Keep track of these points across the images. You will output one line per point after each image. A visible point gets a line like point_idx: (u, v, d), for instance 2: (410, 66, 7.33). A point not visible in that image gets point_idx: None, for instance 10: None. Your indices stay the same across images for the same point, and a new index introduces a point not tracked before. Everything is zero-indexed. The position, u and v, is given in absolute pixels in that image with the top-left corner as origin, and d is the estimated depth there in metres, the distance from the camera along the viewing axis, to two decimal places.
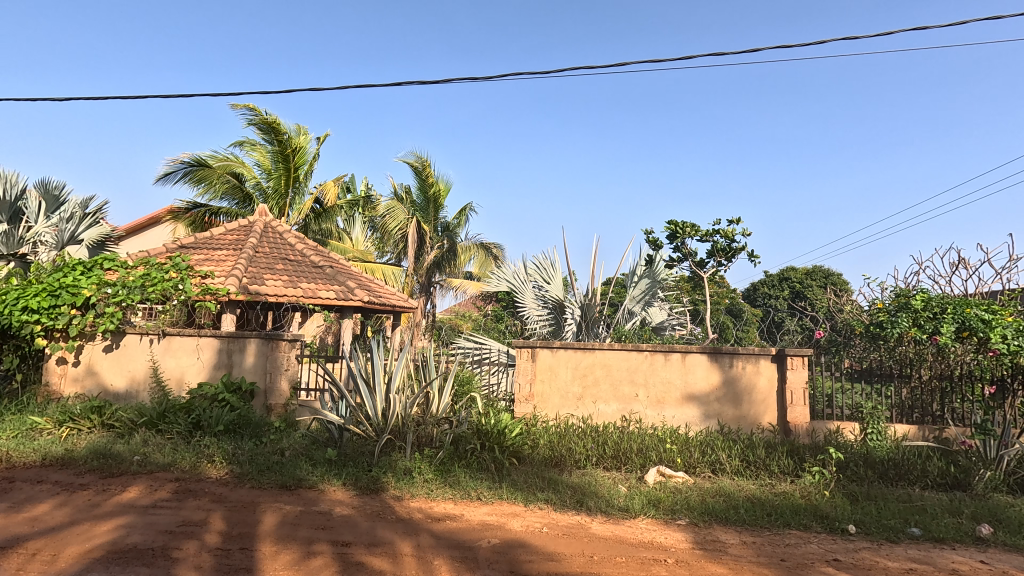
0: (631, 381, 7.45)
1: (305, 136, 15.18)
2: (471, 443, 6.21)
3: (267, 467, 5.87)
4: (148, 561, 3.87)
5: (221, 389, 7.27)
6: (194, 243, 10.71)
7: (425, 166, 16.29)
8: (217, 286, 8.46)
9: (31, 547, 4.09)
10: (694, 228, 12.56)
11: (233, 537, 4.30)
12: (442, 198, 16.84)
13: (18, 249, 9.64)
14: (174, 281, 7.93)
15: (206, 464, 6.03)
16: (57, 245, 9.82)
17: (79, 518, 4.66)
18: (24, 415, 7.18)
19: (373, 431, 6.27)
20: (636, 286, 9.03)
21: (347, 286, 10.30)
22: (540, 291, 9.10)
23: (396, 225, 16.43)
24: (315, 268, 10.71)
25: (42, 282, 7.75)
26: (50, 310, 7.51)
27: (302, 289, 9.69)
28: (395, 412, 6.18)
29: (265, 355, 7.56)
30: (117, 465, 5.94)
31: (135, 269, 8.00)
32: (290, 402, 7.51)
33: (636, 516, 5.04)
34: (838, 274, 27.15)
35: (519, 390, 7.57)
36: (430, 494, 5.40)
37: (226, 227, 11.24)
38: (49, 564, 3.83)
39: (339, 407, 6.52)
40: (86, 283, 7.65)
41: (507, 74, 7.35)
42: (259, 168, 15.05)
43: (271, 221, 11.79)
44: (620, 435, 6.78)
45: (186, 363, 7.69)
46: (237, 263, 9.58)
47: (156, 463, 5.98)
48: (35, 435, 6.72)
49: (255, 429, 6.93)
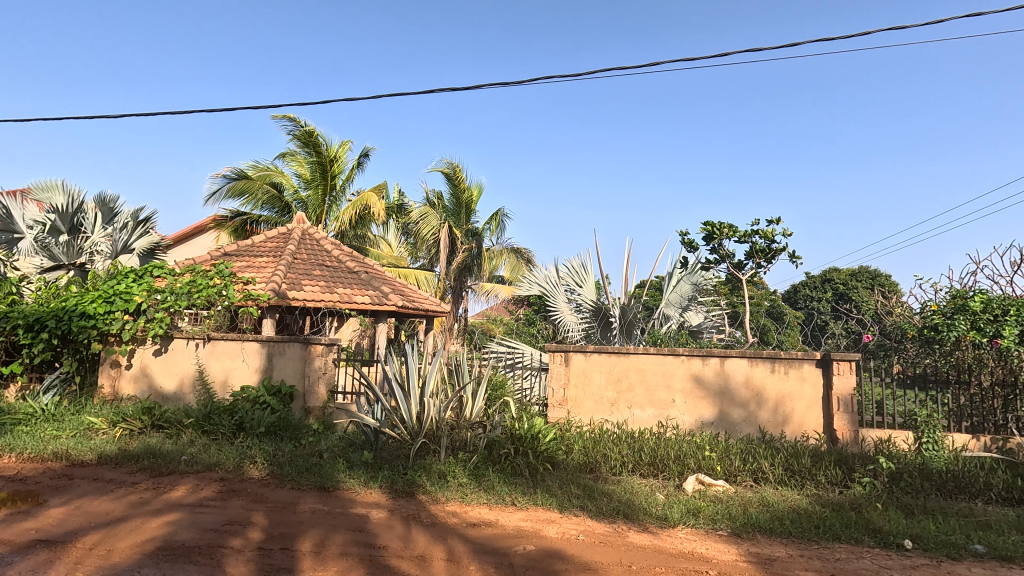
0: (666, 386, 7.28)
1: (343, 147, 15.73)
2: (505, 447, 6.20)
3: (305, 469, 5.99)
4: (194, 558, 3.98)
5: (262, 391, 7.51)
6: (236, 251, 11.13)
7: (457, 172, 16.46)
8: (258, 291, 8.77)
9: (87, 541, 4.27)
10: (733, 229, 12.13)
11: (274, 537, 4.39)
12: (474, 204, 17.00)
13: (77, 257, 10.14)
14: (218, 288, 8.30)
15: (249, 465, 6.22)
16: (112, 254, 10.34)
17: (131, 514, 4.87)
18: (82, 415, 7.55)
19: (408, 435, 6.31)
20: (672, 291, 8.94)
21: (381, 290, 10.47)
22: (572, 295, 9.01)
23: (429, 230, 16.58)
24: (350, 273, 10.92)
25: (98, 289, 8.24)
26: (106, 316, 7.91)
27: (339, 293, 9.89)
28: (429, 416, 6.22)
29: (304, 359, 7.76)
30: (166, 465, 6.20)
31: (182, 277, 8.50)
32: (327, 405, 7.68)
33: (675, 525, 4.91)
34: (885, 275, 25.89)
35: (552, 395, 7.50)
36: (465, 499, 5.41)
37: (266, 235, 11.62)
38: (104, 558, 3.99)
39: (375, 410, 6.58)
40: (137, 290, 8.05)
41: (537, 78, 7.19)
42: (296, 177, 15.53)
43: (308, 228, 12.09)
44: (657, 442, 6.63)
45: (231, 365, 7.94)
46: (276, 270, 9.85)
47: (201, 463, 6.22)
48: (92, 435, 7.07)
49: (294, 431, 7.11)
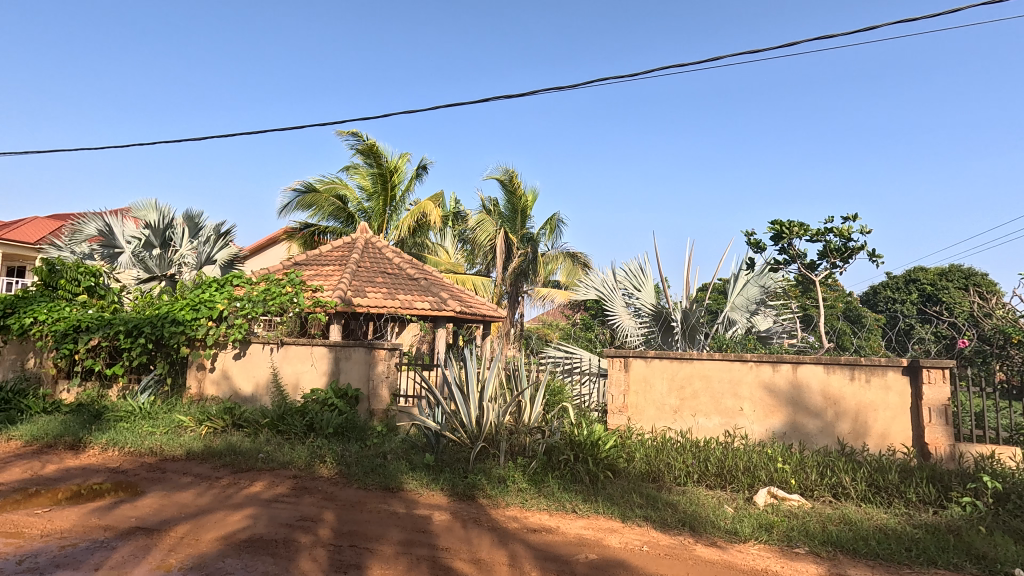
0: (733, 393, 6.96)
1: (403, 158, 16.30)
2: (564, 454, 6.12)
3: (370, 470, 6.21)
4: (271, 551, 4.22)
5: (330, 394, 7.86)
6: (306, 260, 11.78)
7: (513, 179, 16.63)
8: (326, 299, 9.18)
9: (178, 531, 4.63)
10: (804, 228, 11.47)
11: (342, 535, 4.57)
12: (530, 209, 17.08)
13: (169, 269, 11.30)
14: (290, 295, 8.74)
15: (319, 464, 6.53)
16: (197, 265, 11.39)
17: (216, 507, 5.24)
18: (173, 413, 8.22)
19: (467, 438, 6.39)
20: (738, 294, 8.57)
21: (440, 296, 10.72)
22: (630, 299, 8.83)
23: (486, 237, 16.77)
24: (410, 280, 11.25)
25: (186, 298, 8.96)
26: (192, 322, 8.60)
27: (400, 300, 10.21)
28: (488, 420, 6.28)
29: (368, 362, 8.05)
30: (245, 461, 6.64)
31: (259, 285, 9.02)
32: (390, 408, 7.93)
33: (746, 541, 4.66)
34: (981, 274, 23.53)
35: (611, 402, 7.35)
36: (525, 504, 5.41)
37: (332, 244, 12.22)
38: (193, 547, 4.31)
39: (435, 413, 6.71)
40: (219, 298, 8.68)
41: (595, 80, 7.35)
42: (360, 189, 16.24)
43: (371, 237, 12.60)
44: (725, 452, 6.33)
45: (302, 369, 8.38)
46: (342, 278, 10.31)
47: (277, 461, 6.61)
48: (181, 432, 7.68)
49: (360, 433, 7.40)
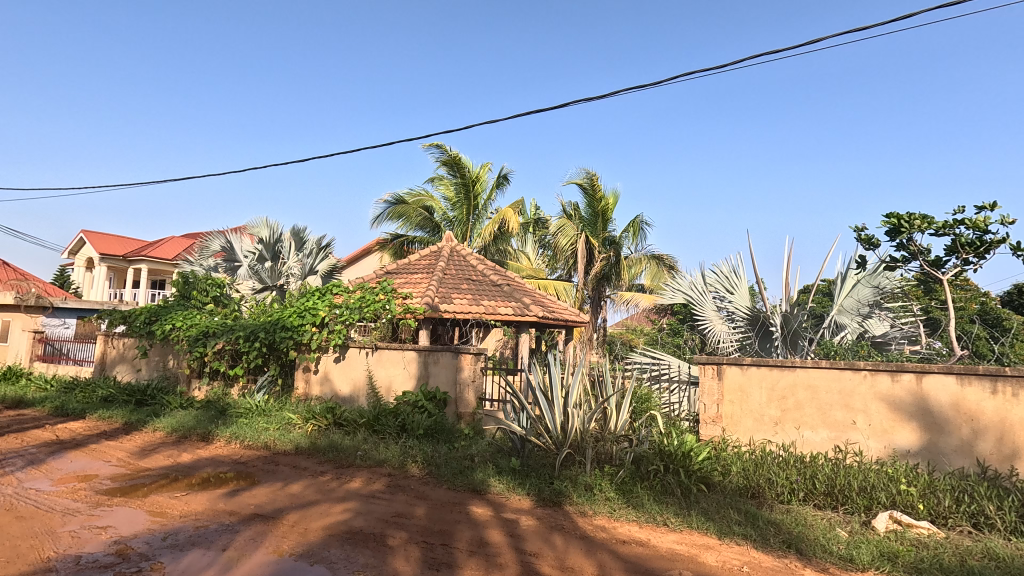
0: (844, 405, 6.32)
1: (484, 168, 16.75)
2: (653, 464, 5.92)
3: (458, 471, 6.40)
4: (370, 544, 4.48)
5: (420, 396, 8.22)
6: (396, 269, 12.44)
7: (593, 181, 16.43)
8: (416, 305, 9.66)
9: (290, 519, 5.07)
10: (927, 220, 10.21)
11: (434, 533, 4.74)
12: (611, 212, 16.76)
13: (279, 279, 12.56)
14: (383, 302, 9.31)
15: (411, 463, 6.83)
16: (301, 276, 12.44)
17: (321, 500, 5.66)
18: (283, 411, 9.02)
19: (553, 444, 6.37)
20: (847, 295, 7.76)
21: (523, 301, 10.84)
22: (722, 303, 8.34)
23: (566, 241, 16.63)
24: (494, 286, 11.49)
25: (293, 306, 9.83)
26: (299, 328, 9.39)
27: (484, 305, 10.46)
28: (573, 427, 6.21)
29: (455, 367, 8.31)
30: (346, 458, 7.12)
31: (355, 293, 9.67)
32: (476, 412, 8.12)
33: (864, 570, 4.21)
34: None
35: (703, 411, 6.94)
36: (613, 514, 5.29)
37: (420, 253, 12.81)
38: (303, 535, 4.69)
39: (520, 418, 6.76)
40: (321, 306, 9.41)
41: (678, 76, 7.01)
42: (445, 200, 16.86)
43: (455, 246, 13.04)
44: (836, 469, 5.76)
45: (394, 372, 8.84)
46: (430, 285, 10.75)
47: (373, 459, 7.02)
48: (290, 428, 8.40)
49: (448, 435, 7.68)
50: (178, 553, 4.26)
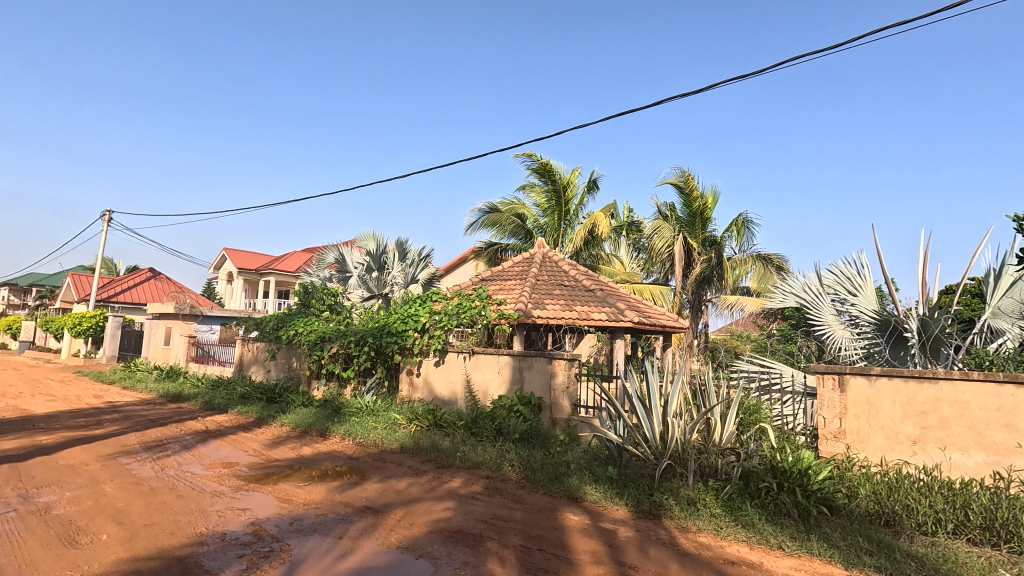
0: (1004, 424, 5.46)
1: (575, 173, 16.73)
2: (764, 481, 5.46)
3: (554, 478, 6.39)
4: (470, 543, 4.62)
5: (516, 401, 8.36)
6: (491, 276, 12.79)
7: (689, 180, 15.65)
8: (510, 310, 9.85)
9: (397, 514, 5.39)
10: None
11: (531, 538, 4.77)
12: (710, 211, 15.91)
13: (384, 288, 13.48)
14: (478, 308, 9.64)
15: (508, 467, 6.95)
16: (405, 284, 13.31)
17: (424, 497, 5.96)
18: (389, 412, 9.63)
19: (651, 454, 6.12)
20: (1005, 296, 6.73)
21: (617, 307, 10.61)
22: (843, 306, 7.52)
23: (662, 243, 15.85)
24: (586, 291, 11.38)
25: (398, 312, 10.50)
26: (403, 333, 10.01)
27: (577, 311, 10.40)
28: (674, 437, 5.91)
29: (549, 372, 8.35)
30: (446, 459, 7.43)
31: (453, 300, 10.09)
32: (571, 418, 8.03)
33: None
34: None
35: (823, 426, 6.24)
36: (719, 532, 4.97)
37: (513, 261, 13.06)
38: (409, 529, 4.97)
39: (617, 426, 6.58)
40: (422, 312, 9.95)
41: (786, 61, 6.39)
42: (536, 207, 17.05)
43: (548, 252, 13.14)
44: (995, 498, 4.96)
45: (489, 377, 9.06)
46: (523, 291, 10.91)
47: (472, 461, 7.24)
48: (396, 428, 8.95)
49: (544, 440, 7.74)
50: (303, 537, 4.71)
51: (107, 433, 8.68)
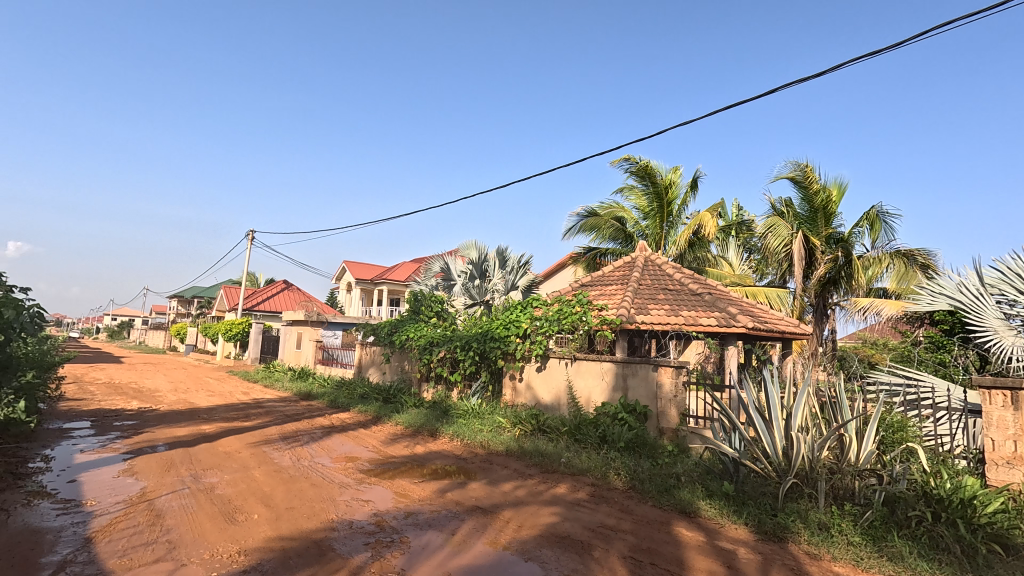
0: None
1: (676, 172, 16.08)
2: (915, 510, 4.81)
3: (664, 490, 6.13)
4: (578, 551, 4.59)
5: (620, 409, 8.14)
6: (591, 281, 12.67)
7: (808, 172, 14.27)
8: (612, 316, 9.66)
9: (505, 515, 5.51)
10: None
11: (641, 550, 4.62)
12: (835, 206, 14.38)
13: (485, 296, 13.90)
14: (579, 314, 9.60)
15: (614, 476, 6.80)
16: (505, 291, 13.60)
17: (530, 501, 6.03)
18: (494, 415, 9.90)
19: (774, 471, 5.65)
20: None
21: (728, 311, 9.96)
22: (1012, 308, 6.36)
23: (779, 242, 14.67)
24: (694, 296, 10.82)
25: (500, 318, 10.80)
26: (505, 339, 10.25)
27: (684, 316, 9.93)
28: (800, 453, 5.39)
29: (655, 380, 8.06)
30: (551, 464, 7.45)
31: (553, 306, 10.16)
32: (680, 429, 7.69)
33: None
34: None
35: (992, 448, 5.36)
36: (859, 563, 4.44)
37: (614, 265, 12.83)
38: (517, 532, 5.06)
39: (732, 439, 6.17)
40: (523, 318, 10.13)
41: (931, 29, 5.51)
42: (636, 210, 16.61)
43: (650, 255, 12.73)
44: None
45: (592, 384, 8.96)
46: (625, 296, 10.65)
47: (577, 467, 7.19)
48: (501, 431, 9.16)
49: (651, 450, 7.47)
50: (419, 531, 5.00)
51: (254, 425, 9.91)
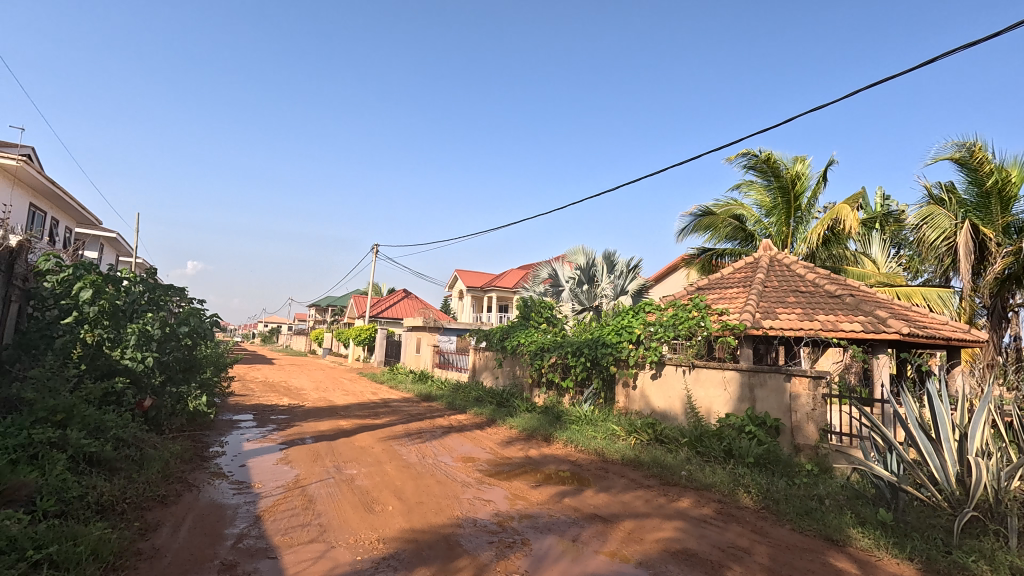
0: None
1: (803, 162, 14.63)
2: None
3: (805, 513, 5.56)
4: (707, 570, 4.33)
5: (747, 421, 7.52)
6: (708, 284, 11.95)
7: (975, 152, 12.13)
8: (734, 321, 9.01)
9: (626, 526, 5.37)
10: None
11: None
12: (1014, 188, 12.05)
13: (594, 301, 13.77)
14: (697, 319, 9.11)
15: (743, 493, 6.31)
16: (614, 296, 13.38)
17: (652, 513, 5.81)
18: (608, 422, 9.71)
19: (947, 502, 4.86)
20: None
21: (876, 315, 8.79)
22: None
23: (938, 236, 12.67)
24: (831, 298, 9.71)
25: (612, 323, 10.61)
26: (618, 345, 10.04)
27: (820, 321, 8.95)
28: (982, 483, 4.56)
29: (788, 391, 7.37)
30: (671, 476, 7.12)
31: (667, 311, 9.75)
32: (821, 446, 6.94)
33: None
34: None
35: None
36: None
37: (734, 266, 11.98)
38: (639, 544, 4.90)
39: (888, 461, 5.41)
40: (636, 324, 9.85)
41: None
42: (757, 207, 15.36)
43: (776, 255, 11.69)
44: None
45: (714, 394, 8.41)
46: (749, 299, 9.87)
47: (700, 481, 6.79)
48: (615, 439, 8.96)
49: (786, 468, 6.81)
50: (540, 534, 5.06)
51: (382, 423, 10.77)
